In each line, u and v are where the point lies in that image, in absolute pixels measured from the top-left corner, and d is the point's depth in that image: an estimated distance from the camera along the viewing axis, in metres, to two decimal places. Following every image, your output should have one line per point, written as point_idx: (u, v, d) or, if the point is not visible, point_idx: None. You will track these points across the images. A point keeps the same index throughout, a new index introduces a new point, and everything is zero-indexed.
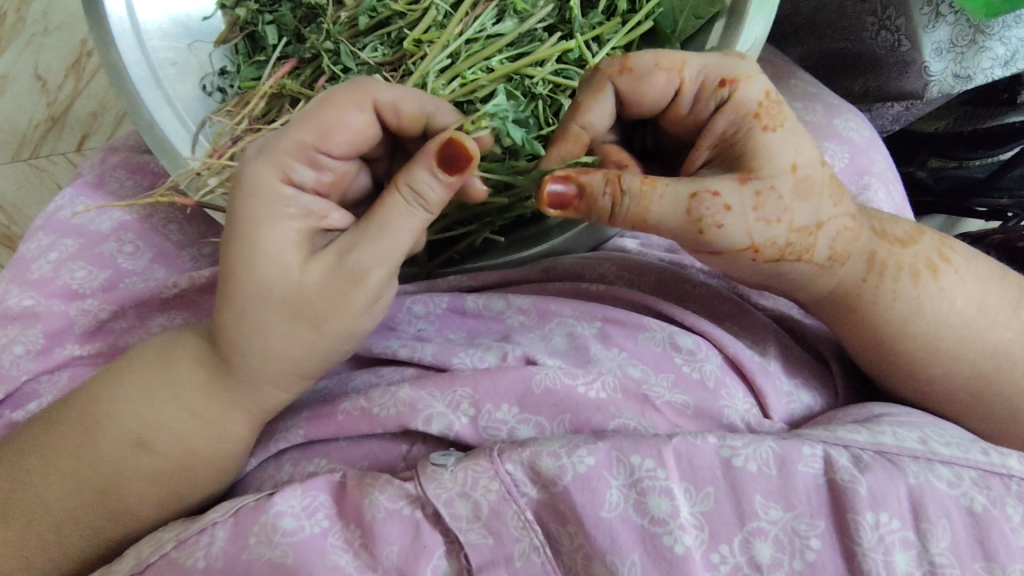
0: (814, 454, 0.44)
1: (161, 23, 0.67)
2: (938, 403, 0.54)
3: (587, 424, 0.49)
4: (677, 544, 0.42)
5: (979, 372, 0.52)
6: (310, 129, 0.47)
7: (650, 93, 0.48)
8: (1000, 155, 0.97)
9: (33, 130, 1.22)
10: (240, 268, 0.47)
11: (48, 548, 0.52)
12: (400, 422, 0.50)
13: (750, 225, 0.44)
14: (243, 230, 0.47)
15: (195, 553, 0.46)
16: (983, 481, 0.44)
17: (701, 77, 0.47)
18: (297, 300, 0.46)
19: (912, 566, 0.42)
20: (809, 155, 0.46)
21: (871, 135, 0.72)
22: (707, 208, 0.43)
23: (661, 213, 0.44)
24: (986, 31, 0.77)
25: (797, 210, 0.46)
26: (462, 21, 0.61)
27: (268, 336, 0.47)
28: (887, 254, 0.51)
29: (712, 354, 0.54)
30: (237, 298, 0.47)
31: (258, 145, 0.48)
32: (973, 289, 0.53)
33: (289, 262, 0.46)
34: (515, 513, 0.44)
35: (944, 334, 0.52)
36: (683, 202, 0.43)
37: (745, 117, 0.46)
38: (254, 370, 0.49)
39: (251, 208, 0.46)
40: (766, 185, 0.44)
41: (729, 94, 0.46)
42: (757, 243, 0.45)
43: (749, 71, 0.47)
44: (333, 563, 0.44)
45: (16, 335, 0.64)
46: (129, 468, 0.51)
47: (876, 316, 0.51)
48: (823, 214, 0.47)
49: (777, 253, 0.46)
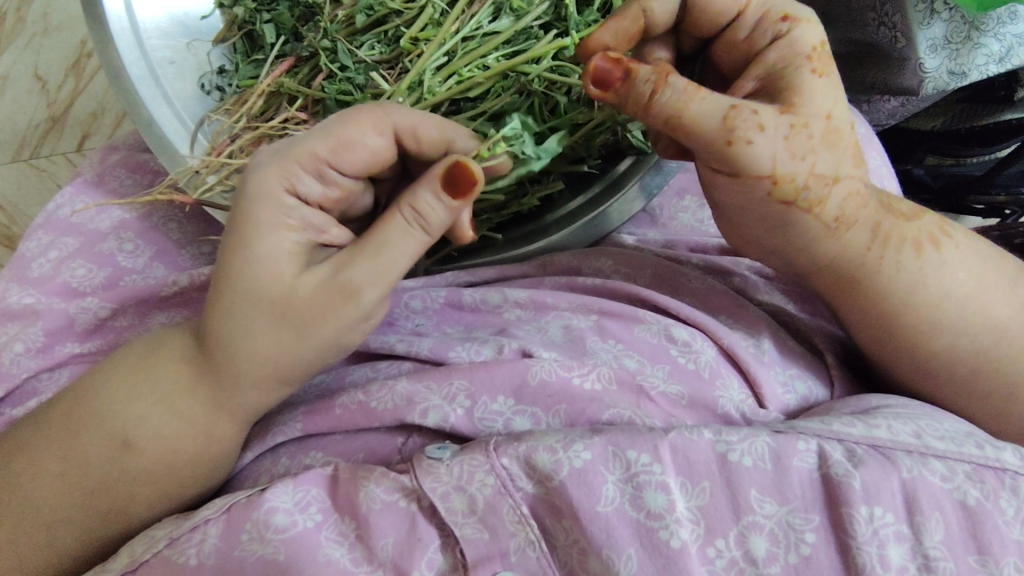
0: (808, 448, 0.44)
1: (159, 21, 0.68)
2: (935, 385, 0.54)
3: (582, 415, 0.49)
4: (673, 538, 0.42)
5: (980, 349, 0.52)
6: (326, 141, 0.47)
7: (718, 3, 0.49)
8: (998, 151, 0.97)
9: (33, 130, 1.23)
10: (235, 269, 0.47)
11: (40, 548, 0.52)
12: (397, 415, 0.50)
13: (778, 152, 0.45)
14: (243, 232, 0.47)
15: (187, 550, 0.47)
16: (977, 474, 0.44)
17: (766, 8, 0.49)
18: (287, 306, 0.47)
19: (906, 559, 0.42)
20: (843, 107, 0.48)
21: (867, 131, 0.72)
22: (745, 121, 0.44)
23: (699, 115, 0.44)
24: (981, 27, 0.78)
25: (824, 151, 0.47)
26: (459, 19, 0.62)
27: (261, 336, 0.48)
28: (891, 226, 0.51)
29: (708, 346, 0.54)
30: (230, 300, 0.48)
31: (270, 149, 0.49)
32: (973, 266, 0.53)
33: (283, 266, 0.47)
34: (510, 507, 0.45)
35: (945, 307, 0.52)
36: (723, 110, 0.44)
37: (796, 57, 0.48)
38: (244, 368, 0.49)
39: (251, 211, 0.47)
40: (800, 123, 0.46)
41: (788, 29, 0.49)
42: (778, 174, 0.46)
43: (809, 18, 0.49)
44: (327, 558, 0.45)
45: (16, 333, 0.64)
46: (120, 467, 0.51)
47: (879, 288, 0.51)
48: (845, 164, 0.49)
49: (793, 190, 0.47)
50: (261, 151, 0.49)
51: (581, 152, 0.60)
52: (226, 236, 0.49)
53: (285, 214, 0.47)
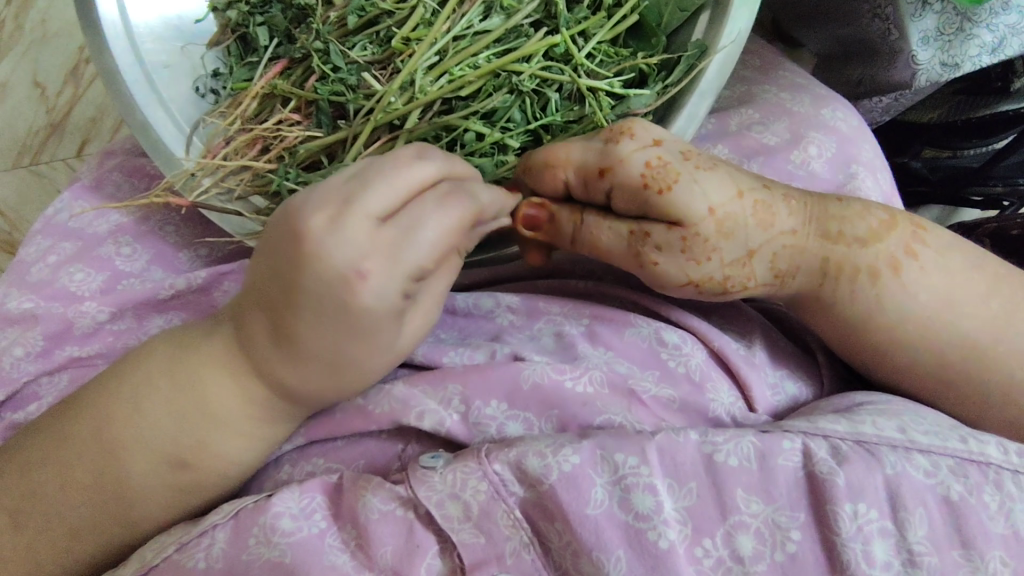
0: (793, 447, 0.45)
1: (152, 25, 0.65)
2: (909, 389, 0.55)
3: (573, 420, 0.50)
4: (661, 539, 0.43)
5: (943, 364, 0.53)
6: (427, 251, 0.45)
7: (549, 187, 0.53)
8: (994, 143, 0.97)
9: (33, 136, 1.23)
10: (350, 358, 0.46)
11: (58, 553, 0.52)
12: (393, 419, 0.51)
13: (686, 269, 0.51)
14: (363, 329, 0.45)
15: (196, 554, 0.47)
16: (961, 469, 0.45)
17: (585, 165, 0.51)
18: (385, 364, 0.48)
19: (891, 555, 0.42)
20: (721, 197, 0.50)
21: (859, 124, 0.71)
22: (642, 246, 0.51)
23: (610, 245, 0.52)
24: (973, 18, 0.76)
25: (725, 249, 0.50)
26: (450, 19, 0.61)
27: (354, 384, 0.49)
28: (842, 256, 0.52)
29: (698, 348, 0.55)
30: (342, 376, 0.48)
31: (370, 245, 0.43)
32: (939, 282, 0.52)
33: (393, 344, 0.47)
34: (504, 512, 0.45)
35: (905, 327, 0.52)
36: (624, 238, 0.51)
37: (639, 193, 0.50)
38: (305, 398, 0.49)
39: (372, 320, 0.45)
40: (688, 234, 0.49)
41: (610, 179, 0.50)
42: (694, 280, 0.51)
43: (621, 153, 0.50)
44: (331, 563, 0.46)
45: (16, 337, 0.65)
46: (142, 481, 0.50)
47: (838, 312, 0.53)
48: (753, 244, 0.51)
49: (716, 288, 0.52)
50: (359, 248, 0.43)
51: None
52: (326, 326, 0.45)
53: (402, 310, 0.46)
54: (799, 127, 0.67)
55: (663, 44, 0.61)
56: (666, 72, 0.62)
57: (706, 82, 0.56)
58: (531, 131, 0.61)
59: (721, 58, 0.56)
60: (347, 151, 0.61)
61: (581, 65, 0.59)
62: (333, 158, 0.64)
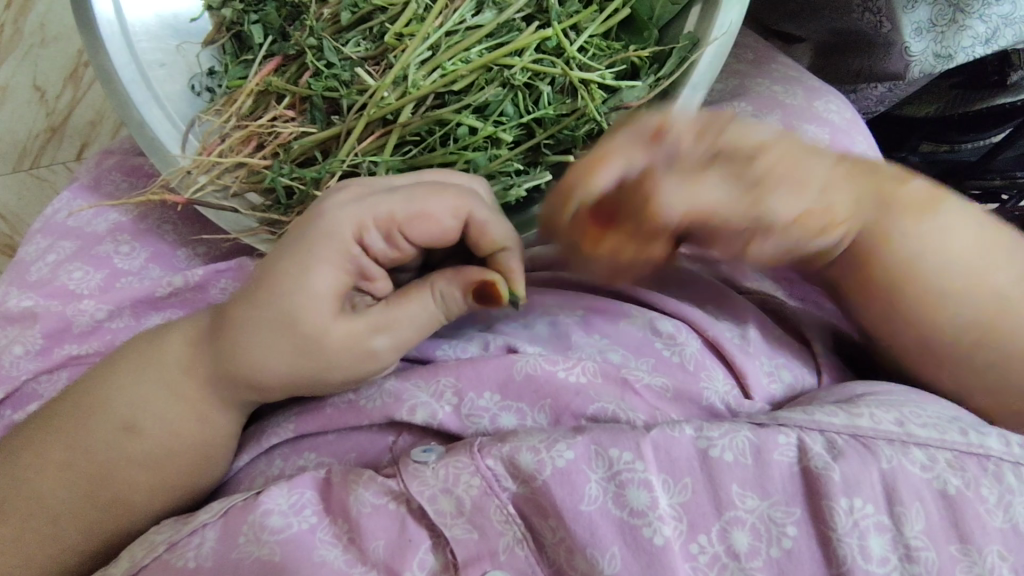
0: (789, 442, 0.45)
1: (149, 22, 0.65)
2: (935, 360, 0.53)
3: (567, 409, 0.50)
4: (656, 535, 0.43)
5: (981, 323, 0.50)
6: (400, 203, 0.47)
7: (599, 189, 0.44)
8: (989, 138, 0.96)
9: (33, 140, 1.24)
10: (287, 305, 0.46)
11: (44, 542, 0.51)
12: (386, 413, 0.51)
13: (794, 196, 0.45)
14: (306, 252, 0.46)
15: (187, 553, 0.47)
16: (958, 462, 0.45)
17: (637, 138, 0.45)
18: (315, 346, 0.46)
19: (888, 550, 0.42)
20: (765, 133, 0.48)
21: (853, 116, 0.71)
22: (749, 184, 0.44)
23: (714, 194, 0.43)
24: (966, 10, 0.75)
25: (809, 175, 0.46)
26: (442, 14, 0.61)
27: (290, 361, 0.47)
28: (892, 189, 0.50)
29: (693, 337, 0.55)
30: (288, 344, 0.47)
31: (354, 186, 0.49)
32: (971, 231, 0.51)
33: (328, 312, 0.46)
34: (497, 507, 0.45)
35: (950, 273, 0.50)
36: (724, 181, 0.43)
37: (706, 137, 0.45)
38: (257, 378, 0.48)
39: (317, 243, 0.46)
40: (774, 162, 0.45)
41: (670, 137, 0.45)
42: (803, 213, 0.45)
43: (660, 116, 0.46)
44: (322, 558, 0.45)
45: (16, 336, 0.65)
46: (126, 465, 0.51)
47: (898, 254, 0.50)
48: (826, 174, 0.47)
49: (820, 225, 0.46)
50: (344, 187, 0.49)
51: (568, 142, 0.60)
52: (283, 263, 0.47)
53: (346, 257, 0.46)
54: (791, 117, 0.67)
55: (655, 37, 0.61)
56: (659, 64, 0.61)
57: (700, 74, 0.55)
58: (524, 124, 0.61)
59: (712, 52, 0.55)
60: (341, 147, 0.61)
61: (573, 58, 0.59)
62: (327, 154, 0.63)
